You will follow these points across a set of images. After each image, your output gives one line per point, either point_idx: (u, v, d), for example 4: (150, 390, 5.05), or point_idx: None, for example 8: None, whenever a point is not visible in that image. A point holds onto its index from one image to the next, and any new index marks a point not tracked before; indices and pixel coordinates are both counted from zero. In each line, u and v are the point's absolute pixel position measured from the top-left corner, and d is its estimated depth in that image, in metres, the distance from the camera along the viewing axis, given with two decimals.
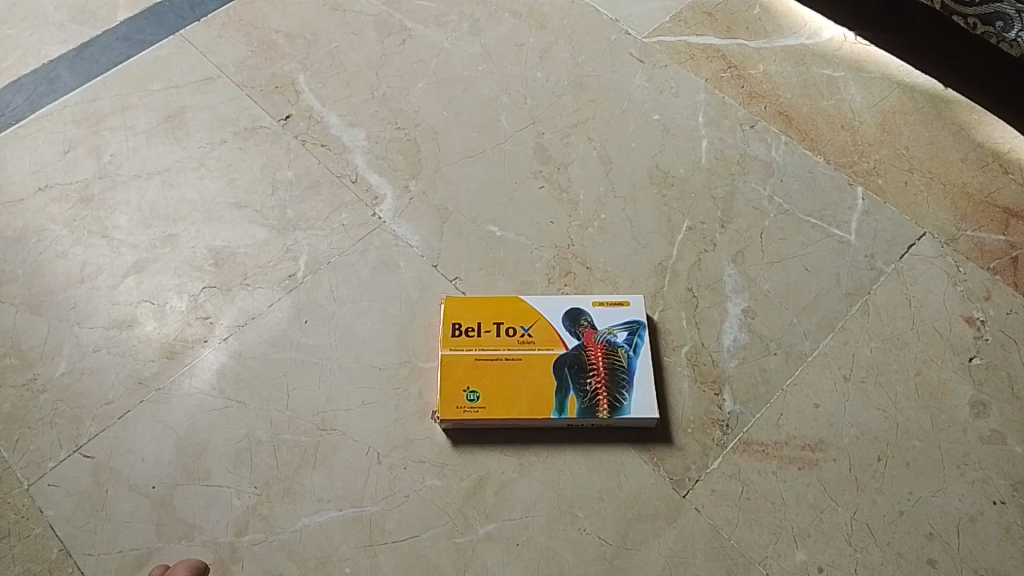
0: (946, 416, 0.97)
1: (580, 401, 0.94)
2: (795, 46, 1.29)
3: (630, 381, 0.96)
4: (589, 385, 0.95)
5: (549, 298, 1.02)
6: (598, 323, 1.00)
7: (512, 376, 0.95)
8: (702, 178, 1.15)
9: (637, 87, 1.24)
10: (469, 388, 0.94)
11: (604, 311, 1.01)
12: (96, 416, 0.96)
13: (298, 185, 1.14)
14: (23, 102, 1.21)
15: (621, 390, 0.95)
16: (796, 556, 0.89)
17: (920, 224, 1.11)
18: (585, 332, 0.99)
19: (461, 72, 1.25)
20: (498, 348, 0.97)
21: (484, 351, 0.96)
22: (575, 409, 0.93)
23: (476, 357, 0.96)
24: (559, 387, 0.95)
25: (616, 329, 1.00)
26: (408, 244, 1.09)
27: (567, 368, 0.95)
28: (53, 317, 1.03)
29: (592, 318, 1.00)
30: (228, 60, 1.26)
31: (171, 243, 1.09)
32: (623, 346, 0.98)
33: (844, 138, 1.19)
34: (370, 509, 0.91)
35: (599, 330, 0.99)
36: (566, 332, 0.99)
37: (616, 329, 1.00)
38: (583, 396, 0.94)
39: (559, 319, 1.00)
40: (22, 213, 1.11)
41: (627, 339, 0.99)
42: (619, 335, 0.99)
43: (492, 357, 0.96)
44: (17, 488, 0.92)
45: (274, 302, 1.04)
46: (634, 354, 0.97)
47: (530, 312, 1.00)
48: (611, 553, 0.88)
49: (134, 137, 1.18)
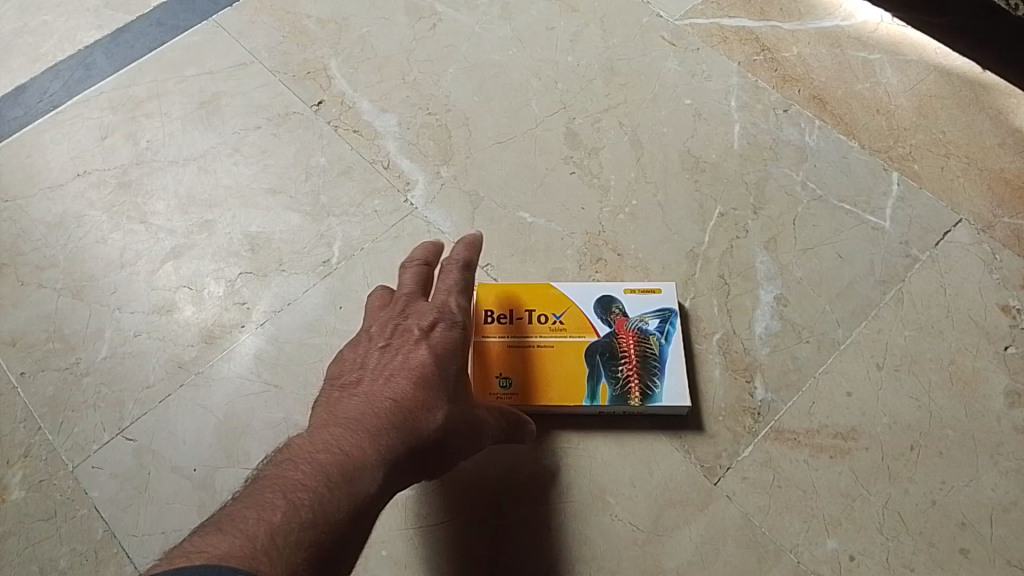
0: (980, 406, 0.96)
1: (612, 388, 0.95)
2: (830, 27, 1.27)
3: (661, 369, 0.96)
4: (621, 372, 0.95)
5: (580, 284, 1.02)
6: (628, 310, 1.00)
7: (544, 364, 0.96)
8: (734, 164, 1.14)
9: (669, 71, 1.23)
10: (502, 374, 0.96)
11: (637, 299, 1.01)
12: (139, 399, 0.99)
13: (331, 171, 1.15)
14: (60, 88, 1.23)
15: (653, 377, 0.95)
16: (827, 544, 0.89)
17: (956, 211, 1.10)
18: (617, 320, 0.99)
19: (491, 57, 1.25)
20: (530, 336, 0.98)
21: (516, 338, 0.97)
22: (607, 396, 0.94)
23: (508, 344, 0.97)
24: (589, 373, 0.95)
25: (648, 317, 0.99)
26: (440, 230, 1.09)
27: (599, 355, 0.96)
28: (94, 302, 1.05)
29: (623, 305, 1.00)
30: (260, 45, 1.26)
31: (207, 229, 1.11)
32: (655, 333, 0.98)
33: (880, 123, 1.17)
34: (402, 494, 0.92)
35: (630, 318, 0.99)
36: (598, 320, 0.99)
37: (648, 316, 0.99)
38: (614, 383, 0.95)
39: (589, 306, 1.00)
40: (62, 199, 1.13)
41: (659, 327, 0.98)
42: (651, 323, 0.99)
43: (524, 344, 0.97)
44: (63, 469, 0.95)
45: (310, 288, 1.05)
46: (666, 342, 0.97)
47: (561, 298, 1.01)
48: (643, 539, 0.90)
49: (169, 124, 1.19)
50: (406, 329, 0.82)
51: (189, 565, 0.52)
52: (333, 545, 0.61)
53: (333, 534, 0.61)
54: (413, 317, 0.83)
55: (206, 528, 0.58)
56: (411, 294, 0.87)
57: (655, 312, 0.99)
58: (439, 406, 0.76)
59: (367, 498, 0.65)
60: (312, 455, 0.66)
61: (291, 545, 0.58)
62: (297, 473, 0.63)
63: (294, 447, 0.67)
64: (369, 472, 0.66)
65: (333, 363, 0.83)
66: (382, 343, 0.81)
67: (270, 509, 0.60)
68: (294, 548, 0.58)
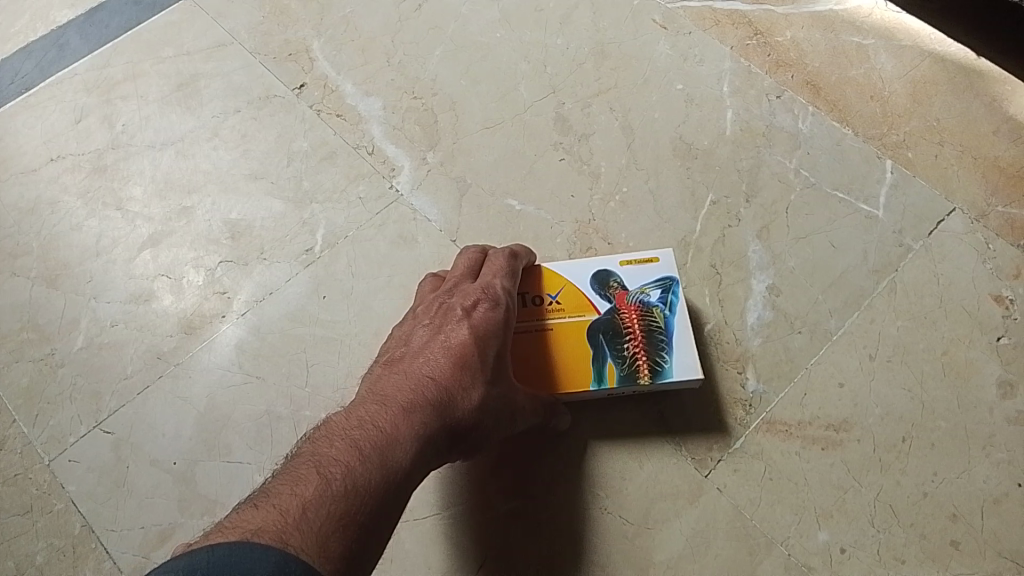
0: (972, 397, 0.95)
1: (619, 368, 0.90)
2: (824, 11, 1.24)
3: (669, 341, 0.90)
4: (627, 350, 0.90)
5: (574, 259, 0.96)
6: (627, 283, 0.94)
7: (544, 348, 0.91)
8: (727, 151, 1.12)
9: (660, 55, 1.20)
10: None
11: (634, 270, 0.95)
12: (115, 391, 0.96)
13: (314, 156, 1.12)
14: (32, 69, 1.19)
15: (661, 351, 0.90)
16: (819, 536, 0.88)
17: (950, 199, 1.08)
18: (616, 294, 0.93)
19: (478, 39, 1.22)
20: (527, 320, 0.92)
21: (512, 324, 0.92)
22: (615, 377, 0.89)
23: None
24: (594, 354, 0.90)
25: (648, 288, 0.94)
26: (427, 217, 1.07)
27: (601, 334, 0.91)
28: (69, 291, 1.02)
29: (621, 278, 0.94)
30: (240, 25, 1.22)
31: (186, 215, 1.07)
32: (658, 305, 0.92)
33: (873, 110, 1.15)
34: (408, 503, 0.91)
35: (630, 291, 0.93)
36: (597, 297, 0.93)
37: (648, 287, 0.94)
38: (621, 362, 0.90)
39: (585, 283, 0.94)
40: (36, 184, 1.10)
41: (661, 298, 0.93)
42: (653, 294, 0.93)
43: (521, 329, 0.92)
44: (38, 463, 0.92)
45: (292, 276, 1.03)
46: (670, 313, 0.92)
47: (555, 277, 0.95)
48: (632, 532, 0.89)
49: (146, 106, 1.16)
50: (449, 312, 0.84)
51: (223, 540, 0.55)
52: (368, 517, 0.62)
53: (367, 504, 0.62)
54: (457, 299, 0.86)
55: (244, 505, 0.60)
56: (458, 279, 0.90)
57: (655, 282, 0.93)
58: (476, 383, 0.77)
59: (401, 473, 0.66)
60: (349, 431, 0.67)
61: (323, 516, 0.59)
62: (333, 448, 0.65)
63: (333, 424, 0.69)
64: (405, 444, 0.67)
65: (384, 347, 0.86)
66: (428, 324, 0.84)
67: (304, 484, 0.61)
68: (325, 520, 0.59)
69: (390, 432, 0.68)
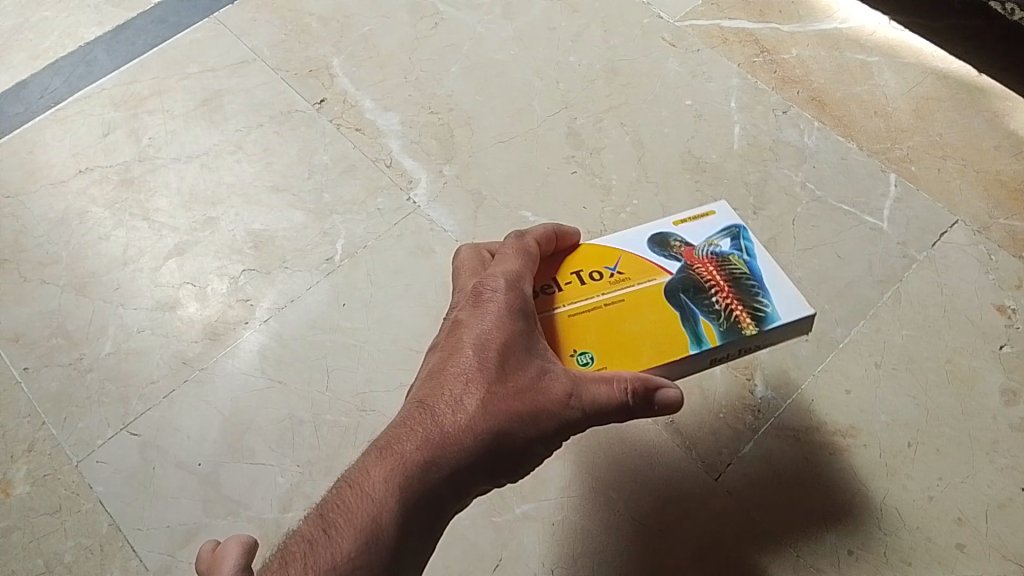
0: (976, 404, 0.97)
1: (717, 323, 0.72)
2: (829, 30, 1.28)
3: (760, 284, 0.75)
4: (720, 303, 0.73)
5: (622, 231, 0.81)
6: (689, 240, 0.80)
7: (620, 322, 0.73)
8: (735, 164, 1.15)
9: (669, 72, 1.24)
10: (575, 350, 0.71)
11: (692, 227, 0.81)
12: (142, 395, 0.99)
13: (334, 169, 1.15)
14: (61, 85, 1.23)
15: (757, 297, 0.74)
16: (827, 539, 0.90)
17: (953, 212, 1.11)
18: (683, 252, 0.78)
19: (493, 56, 1.26)
20: (590, 296, 0.75)
21: (574, 303, 0.74)
22: (715, 334, 0.72)
23: (566, 313, 0.74)
24: (681, 316, 0.73)
25: (716, 240, 0.80)
26: (443, 228, 1.10)
27: (682, 293, 0.74)
28: (97, 298, 1.05)
29: (681, 237, 0.80)
30: (262, 43, 1.27)
31: (211, 226, 1.11)
32: (733, 253, 0.78)
33: (878, 125, 1.19)
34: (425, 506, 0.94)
35: (697, 247, 0.79)
36: (664, 259, 0.77)
37: (714, 239, 0.80)
38: (717, 317, 0.73)
39: (646, 249, 0.78)
40: (65, 196, 1.13)
41: (734, 246, 0.79)
42: (723, 244, 0.79)
43: (586, 308, 0.74)
44: (67, 465, 0.95)
45: (314, 285, 1.06)
46: (750, 258, 0.78)
47: (606, 251, 0.79)
48: (644, 534, 0.91)
49: (172, 121, 1.19)
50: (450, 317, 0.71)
51: None
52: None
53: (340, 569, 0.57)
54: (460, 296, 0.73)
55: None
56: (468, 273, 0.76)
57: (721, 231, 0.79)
58: (471, 397, 0.63)
59: (379, 525, 0.59)
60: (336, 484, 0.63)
61: None
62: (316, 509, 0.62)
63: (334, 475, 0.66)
64: (380, 495, 0.60)
65: None
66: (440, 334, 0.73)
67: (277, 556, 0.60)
68: None
69: (364, 486, 0.61)
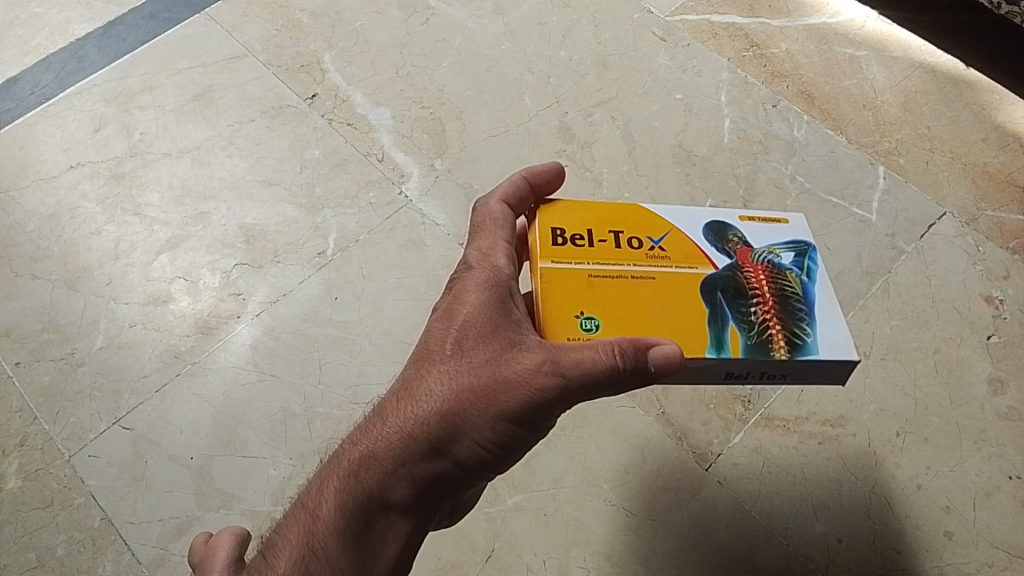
0: (964, 393, 0.98)
1: (745, 335, 0.63)
2: (818, 24, 1.29)
3: (809, 311, 0.65)
4: (755, 314, 0.64)
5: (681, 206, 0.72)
6: (751, 240, 0.69)
7: (642, 300, 0.64)
8: (724, 158, 1.16)
9: (660, 66, 1.25)
10: (583, 313, 0.63)
11: (759, 229, 0.70)
12: (134, 389, 0.99)
13: (326, 164, 1.15)
14: (51, 81, 1.23)
15: (800, 322, 0.64)
16: (816, 527, 0.91)
17: (941, 204, 1.12)
18: (738, 251, 0.68)
19: (484, 51, 1.26)
20: (621, 263, 0.66)
21: (601, 265, 0.66)
22: (739, 346, 0.62)
23: (587, 272, 0.65)
24: (710, 315, 0.64)
25: (779, 249, 0.69)
26: (435, 222, 1.10)
27: (719, 293, 0.65)
28: (89, 293, 1.05)
29: (742, 233, 0.69)
30: (253, 38, 1.27)
31: (203, 220, 1.11)
32: (792, 269, 0.67)
33: (867, 118, 1.20)
34: None
35: (756, 250, 0.68)
36: (712, 250, 0.68)
37: (778, 248, 0.69)
38: (747, 328, 0.63)
39: (699, 233, 0.69)
40: (55, 191, 1.13)
41: (796, 263, 0.68)
42: (785, 257, 0.68)
43: (612, 274, 0.65)
44: (59, 458, 0.95)
45: (306, 279, 1.06)
46: (809, 281, 0.67)
47: (657, 221, 0.69)
48: (635, 523, 0.92)
49: (163, 116, 1.19)
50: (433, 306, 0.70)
51: None
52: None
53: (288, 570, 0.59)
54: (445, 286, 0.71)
55: None
56: None
57: (788, 242, 0.68)
58: (424, 388, 0.62)
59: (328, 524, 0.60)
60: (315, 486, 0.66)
61: None
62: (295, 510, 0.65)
63: None
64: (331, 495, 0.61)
65: None
66: None
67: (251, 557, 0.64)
68: None
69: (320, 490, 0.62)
